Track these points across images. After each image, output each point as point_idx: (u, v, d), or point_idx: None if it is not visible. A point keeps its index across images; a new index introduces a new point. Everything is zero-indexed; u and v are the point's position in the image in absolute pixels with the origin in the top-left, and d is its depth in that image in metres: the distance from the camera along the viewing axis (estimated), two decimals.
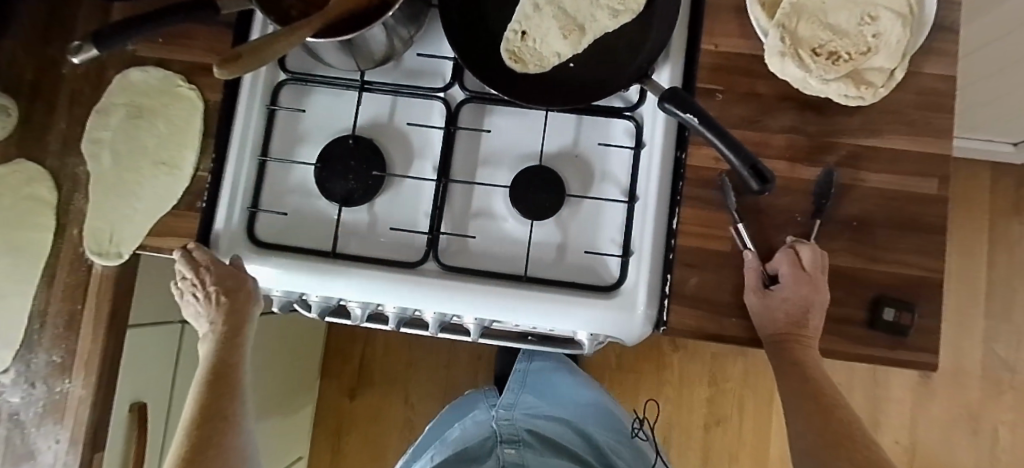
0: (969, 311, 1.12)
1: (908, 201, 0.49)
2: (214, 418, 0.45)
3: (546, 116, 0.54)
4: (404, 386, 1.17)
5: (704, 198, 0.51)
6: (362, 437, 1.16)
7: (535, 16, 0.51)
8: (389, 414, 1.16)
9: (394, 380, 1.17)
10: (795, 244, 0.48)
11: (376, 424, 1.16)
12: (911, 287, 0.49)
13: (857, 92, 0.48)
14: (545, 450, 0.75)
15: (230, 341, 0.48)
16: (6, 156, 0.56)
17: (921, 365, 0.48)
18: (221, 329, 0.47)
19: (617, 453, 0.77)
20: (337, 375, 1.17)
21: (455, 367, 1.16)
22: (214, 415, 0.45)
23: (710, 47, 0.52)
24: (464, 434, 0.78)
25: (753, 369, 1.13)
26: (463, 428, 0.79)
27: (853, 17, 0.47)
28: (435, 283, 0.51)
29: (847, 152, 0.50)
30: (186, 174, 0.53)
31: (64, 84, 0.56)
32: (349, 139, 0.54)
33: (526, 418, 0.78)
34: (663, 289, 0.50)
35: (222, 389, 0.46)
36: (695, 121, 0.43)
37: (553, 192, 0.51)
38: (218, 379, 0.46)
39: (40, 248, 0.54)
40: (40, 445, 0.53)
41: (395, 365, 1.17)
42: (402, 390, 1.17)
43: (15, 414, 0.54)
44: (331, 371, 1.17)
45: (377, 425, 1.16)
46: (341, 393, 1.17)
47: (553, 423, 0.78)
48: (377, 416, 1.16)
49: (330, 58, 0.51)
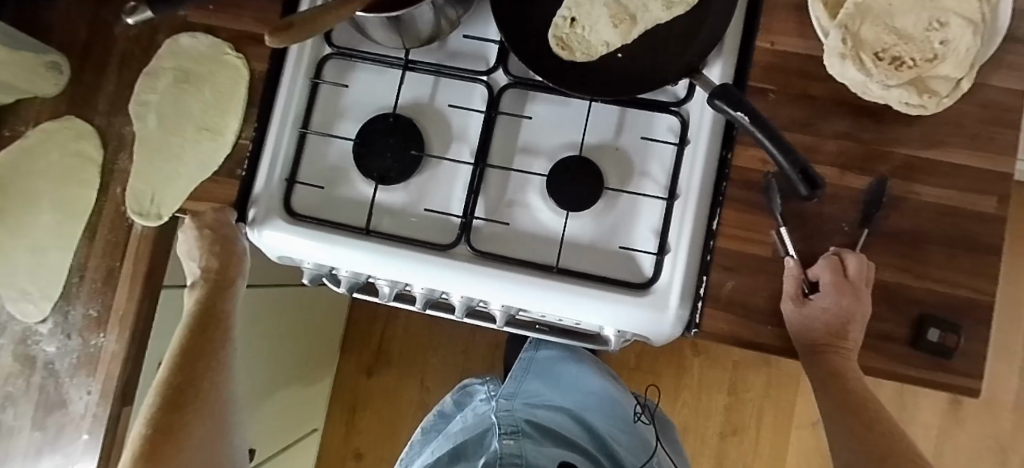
0: (1009, 338, 1.08)
1: (964, 218, 0.47)
2: (198, 355, 0.47)
3: (589, 106, 0.53)
4: (420, 369, 1.17)
5: (747, 200, 0.50)
6: (376, 416, 1.17)
7: (586, 3, 0.50)
8: (404, 396, 1.17)
9: (411, 362, 1.17)
10: (840, 252, 0.46)
11: (389, 404, 1.17)
12: (959, 308, 0.47)
13: (920, 100, 0.46)
14: (544, 441, 0.72)
15: (220, 287, 0.49)
16: (55, 112, 0.57)
17: (962, 388, 0.46)
18: (211, 277, 0.49)
19: (618, 440, 0.76)
20: (355, 352, 1.18)
21: (472, 354, 1.16)
22: (200, 352, 0.47)
23: (766, 45, 0.50)
24: (464, 426, 0.77)
25: (775, 380, 1.11)
26: (463, 421, 0.78)
27: (920, 22, 0.45)
28: (465, 267, 0.51)
29: (901, 163, 0.48)
30: (228, 141, 0.54)
31: (116, 46, 0.57)
32: (389, 117, 0.53)
33: (525, 408, 0.76)
34: (698, 290, 0.49)
35: (210, 330, 0.48)
36: (745, 120, 0.42)
37: (591, 184, 0.50)
38: (206, 320, 0.48)
39: (84, 204, 0.55)
40: (73, 395, 0.54)
41: (414, 347, 1.18)
42: (419, 373, 1.17)
43: (50, 363, 0.55)
44: (350, 347, 1.18)
45: (392, 405, 1.17)
46: (358, 370, 1.18)
47: (552, 414, 0.77)
48: (392, 396, 1.17)
49: (376, 34, 0.51)
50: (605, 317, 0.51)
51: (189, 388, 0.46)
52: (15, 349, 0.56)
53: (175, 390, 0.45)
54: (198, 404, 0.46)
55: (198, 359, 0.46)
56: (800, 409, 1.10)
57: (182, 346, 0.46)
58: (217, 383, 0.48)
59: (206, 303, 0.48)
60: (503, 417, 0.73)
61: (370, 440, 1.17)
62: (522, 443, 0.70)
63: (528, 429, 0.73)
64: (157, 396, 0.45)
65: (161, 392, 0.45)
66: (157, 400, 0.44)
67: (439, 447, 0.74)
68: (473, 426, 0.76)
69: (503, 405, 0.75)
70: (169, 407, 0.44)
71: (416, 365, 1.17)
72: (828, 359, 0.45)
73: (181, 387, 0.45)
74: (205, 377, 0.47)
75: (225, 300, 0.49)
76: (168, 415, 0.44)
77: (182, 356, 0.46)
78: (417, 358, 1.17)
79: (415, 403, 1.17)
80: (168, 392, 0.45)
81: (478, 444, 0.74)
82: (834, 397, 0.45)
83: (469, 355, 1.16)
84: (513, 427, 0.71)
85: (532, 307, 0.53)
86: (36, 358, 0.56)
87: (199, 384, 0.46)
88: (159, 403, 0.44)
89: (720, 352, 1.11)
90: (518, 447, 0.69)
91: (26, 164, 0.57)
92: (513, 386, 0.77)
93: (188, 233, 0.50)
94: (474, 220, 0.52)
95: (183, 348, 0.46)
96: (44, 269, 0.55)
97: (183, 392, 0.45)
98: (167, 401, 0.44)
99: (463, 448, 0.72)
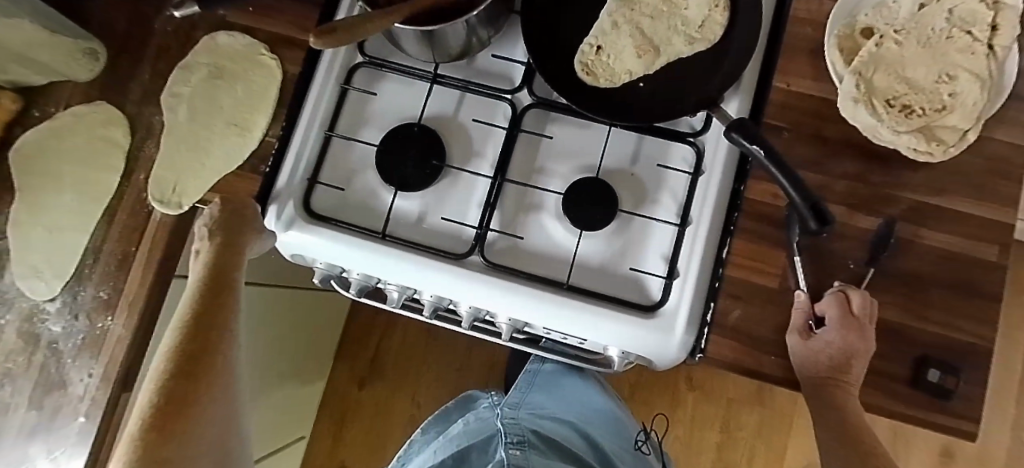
0: (1003, 395, 1.08)
1: (967, 265, 0.49)
2: (211, 316, 0.38)
3: (609, 131, 0.55)
4: (413, 383, 1.17)
5: (757, 232, 0.51)
6: (364, 429, 1.16)
7: (613, 32, 0.53)
8: (394, 409, 1.16)
9: (406, 376, 1.17)
10: (845, 288, 0.48)
11: (378, 416, 1.16)
12: (959, 352, 0.48)
13: (928, 148, 0.48)
14: (549, 452, 0.70)
15: (225, 253, 0.43)
16: (86, 97, 0.59)
17: (960, 431, 0.47)
18: (215, 245, 0.44)
19: (621, 459, 0.74)
20: (349, 363, 1.18)
21: (466, 373, 1.16)
22: (216, 313, 0.38)
23: (781, 85, 0.52)
24: (467, 428, 0.75)
25: (768, 421, 1.10)
26: (466, 423, 0.76)
27: (930, 74, 0.47)
28: (477, 276, 0.52)
29: (907, 207, 0.50)
30: (256, 138, 0.55)
31: (153, 38, 0.59)
32: (414, 127, 0.55)
33: (530, 419, 0.75)
34: (704, 317, 0.50)
35: (220, 293, 0.40)
36: (760, 153, 0.43)
37: (605, 205, 0.52)
38: (215, 280, 0.41)
39: (107, 187, 0.56)
40: (76, 376, 0.54)
41: (409, 362, 1.17)
42: (411, 390, 1.16)
43: (54, 343, 0.55)
44: (346, 354, 1.18)
45: (381, 418, 1.16)
46: (351, 380, 1.17)
47: (557, 425, 0.75)
48: (383, 409, 1.16)
49: (408, 47, 0.53)
50: (610, 336, 0.51)
51: (203, 354, 0.36)
52: (20, 327, 0.56)
53: (188, 356, 0.35)
54: (206, 376, 0.35)
55: (213, 323, 0.38)
56: (792, 452, 1.10)
57: (192, 308, 0.38)
58: (226, 353, 0.38)
59: (211, 268, 0.41)
60: (508, 425, 0.73)
61: (355, 454, 1.16)
62: (528, 454, 0.68)
63: (535, 439, 0.71)
64: (163, 363, 0.34)
65: (172, 357, 0.35)
66: (169, 365, 0.34)
67: (441, 449, 0.72)
68: (478, 431, 0.74)
69: (507, 413, 0.75)
70: (185, 373, 0.34)
71: (410, 379, 1.17)
72: (831, 392, 0.46)
73: (195, 353, 0.35)
74: (218, 348, 0.37)
75: (232, 266, 0.43)
76: (181, 381, 0.34)
77: (197, 315, 0.38)
78: (412, 372, 1.17)
79: (404, 418, 1.16)
80: (185, 356, 0.35)
81: (482, 451, 0.72)
82: (835, 429, 0.46)
83: (462, 373, 1.16)
84: (520, 437, 0.70)
85: (539, 322, 0.53)
86: (41, 337, 0.56)
87: (210, 352, 0.37)
88: (164, 374, 0.34)
89: (715, 388, 1.11)
90: (524, 459, 0.67)
91: (52, 145, 0.58)
92: (517, 397, 0.78)
93: (207, 215, 0.47)
94: (488, 232, 0.53)
95: (194, 310, 0.38)
96: (58, 248, 0.56)
97: (195, 358, 0.35)
98: (178, 370, 0.34)
99: (467, 451, 0.71)
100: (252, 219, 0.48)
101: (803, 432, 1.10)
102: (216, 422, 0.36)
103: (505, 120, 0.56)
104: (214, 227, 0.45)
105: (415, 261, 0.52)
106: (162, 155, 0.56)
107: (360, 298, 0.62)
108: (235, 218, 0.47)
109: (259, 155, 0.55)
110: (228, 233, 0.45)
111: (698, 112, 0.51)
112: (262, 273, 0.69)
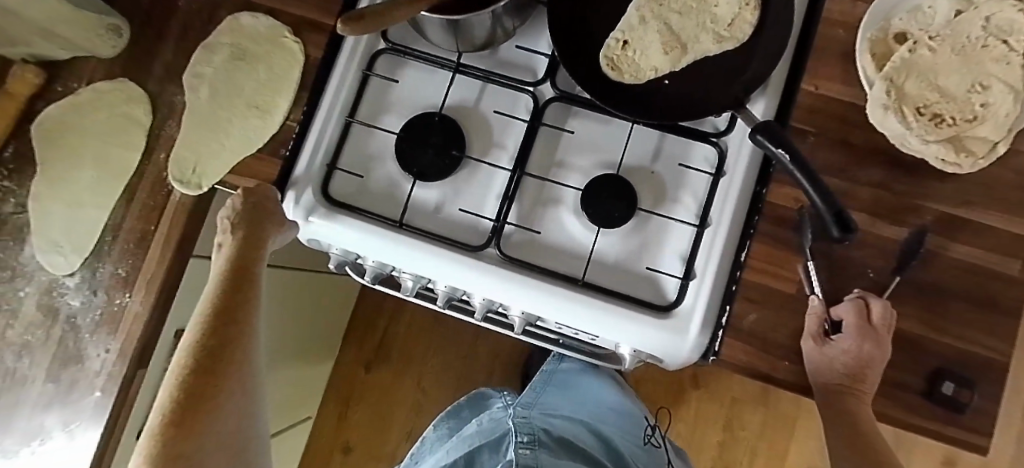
0: (1009, 408, 1.08)
1: (988, 279, 0.48)
2: (233, 311, 0.38)
3: (631, 128, 0.54)
4: (419, 369, 1.17)
5: (777, 236, 0.51)
6: (369, 413, 1.17)
7: (639, 27, 0.52)
8: (398, 394, 1.17)
9: (412, 362, 1.18)
10: (865, 295, 0.47)
11: (384, 400, 1.18)
12: (976, 366, 0.47)
13: (955, 159, 0.47)
14: (559, 452, 0.70)
15: (248, 247, 0.43)
16: (108, 73, 0.59)
17: (972, 445, 0.47)
18: (238, 237, 0.44)
19: (631, 455, 0.75)
20: (357, 344, 1.18)
21: (472, 360, 1.17)
22: (237, 308, 0.38)
23: (810, 88, 0.52)
24: (480, 428, 0.76)
25: (771, 421, 1.10)
26: (479, 424, 0.77)
27: (963, 83, 0.46)
28: (493, 270, 0.52)
29: (932, 218, 0.49)
30: (276, 121, 0.55)
31: (177, 16, 0.59)
32: (435, 116, 0.55)
33: (543, 418, 0.75)
34: (720, 320, 0.50)
35: (241, 288, 0.40)
36: (785, 157, 0.43)
37: (625, 202, 0.51)
38: (237, 274, 0.41)
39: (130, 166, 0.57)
40: (95, 352, 0.55)
41: (416, 348, 1.18)
42: (418, 375, 1.17)
43: (73, 317, 0.56)
44: (353, 338, 1.18)
45: (386, 402, 1.17)
46: (357, 365, 1.18)
47: (570, 424, 0.75)
48: (389, 393, 1.18)
49: (432, 35, 0.52)
50: (624, 336, 0.51)
51: (224, 350, 0.36)
52: (40, 301, 0.57)
53: (209, 352, 0.35)
54: (227, 372, 0.36)
55: (235, 318, 0.38)
56: (794, 453, 1.10)
57: (214, 303, 0.38)
58: (247, 348, 0.38)
59: (234, 261, 0.42)
60: (520, 424, 0.73)
61: (360, 437, 1.17)
62: (538, 453, 0.68)
63: (545, 438, 0.71)
64: (185, 357, 0.35)
65: (194, 353, 0.35)
66: (190, 360, 0.34)
67: (454, 450, 0.74)
68: (490, 431, 0.75)
69: (520, 412, 0.76)
70: (205, 370, 0.34)
71: (416, 365, 1.18)
72: (843, 400, 0.46)
73: (217, 348, 0.36)
74: (239, 343, 0.37)
75: (254, 260, 0.43)
76: (201, 377, 0.34)
77: (218, 311, 0.38)
78: (418, 357, 1.18)
79: (410, 404, 1.17)
80: (207, 352, 0.35)
81: (494, 450, 0.72)
82: (847, 438, 0.46)
83: (468, 360, 1.17)
84: (530, 436, 0.70)
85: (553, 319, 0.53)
86: (61, 312, 0.56)
87: (231, 348, 0.37)
88: (186, 369, 0.34)
89: (720, 387, 1.11)
90: (534, 458, 0.66)
91: (77, 121, 0.58)
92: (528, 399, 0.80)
93: (231, 204, 0.47)
94: (506, 225, 0.53)
95: (214, 305, 0.38)
96: (78, 223, 0.56)
97: (217, 354, 0.35)
98: (200, 366, 0.34)
99: (478, 453, 0.72)
100: (274, 211, 0.48)
101: (807, 434, 1.10)
102: (236, 416, 0.37)
103: (526, 112, 0.56)
104: (236, 219, 0.45)
105: (432, 252, 0.52)
106: (183, 135, 0.56)
107: (374, 284, 0.63)
108: (258, 211, 0.47)
109: (279, 138, 0.55)
110: (250, 227, 0.45)
111: (723, 113, 0.50)
112: (276, 258, 0.70)
